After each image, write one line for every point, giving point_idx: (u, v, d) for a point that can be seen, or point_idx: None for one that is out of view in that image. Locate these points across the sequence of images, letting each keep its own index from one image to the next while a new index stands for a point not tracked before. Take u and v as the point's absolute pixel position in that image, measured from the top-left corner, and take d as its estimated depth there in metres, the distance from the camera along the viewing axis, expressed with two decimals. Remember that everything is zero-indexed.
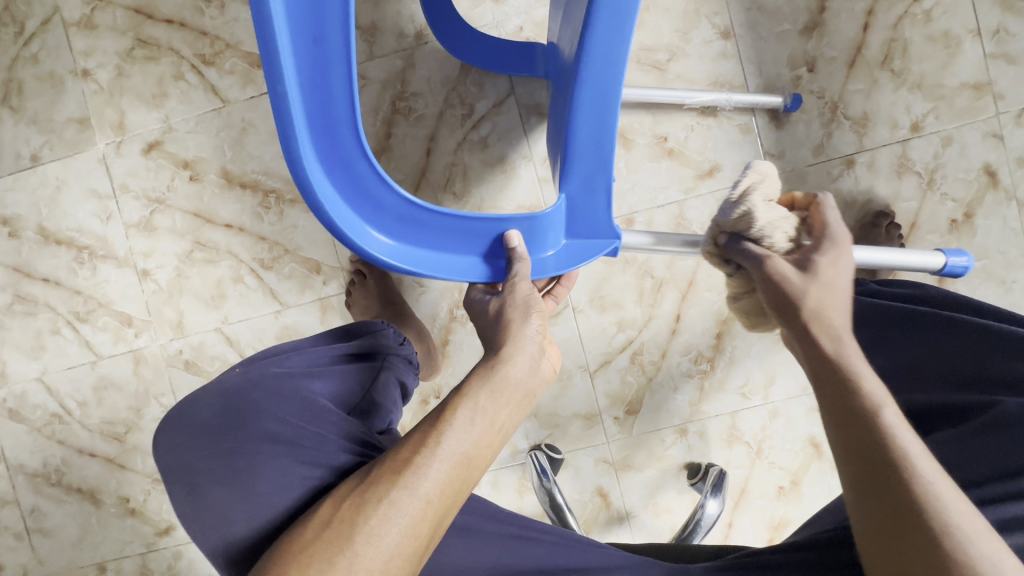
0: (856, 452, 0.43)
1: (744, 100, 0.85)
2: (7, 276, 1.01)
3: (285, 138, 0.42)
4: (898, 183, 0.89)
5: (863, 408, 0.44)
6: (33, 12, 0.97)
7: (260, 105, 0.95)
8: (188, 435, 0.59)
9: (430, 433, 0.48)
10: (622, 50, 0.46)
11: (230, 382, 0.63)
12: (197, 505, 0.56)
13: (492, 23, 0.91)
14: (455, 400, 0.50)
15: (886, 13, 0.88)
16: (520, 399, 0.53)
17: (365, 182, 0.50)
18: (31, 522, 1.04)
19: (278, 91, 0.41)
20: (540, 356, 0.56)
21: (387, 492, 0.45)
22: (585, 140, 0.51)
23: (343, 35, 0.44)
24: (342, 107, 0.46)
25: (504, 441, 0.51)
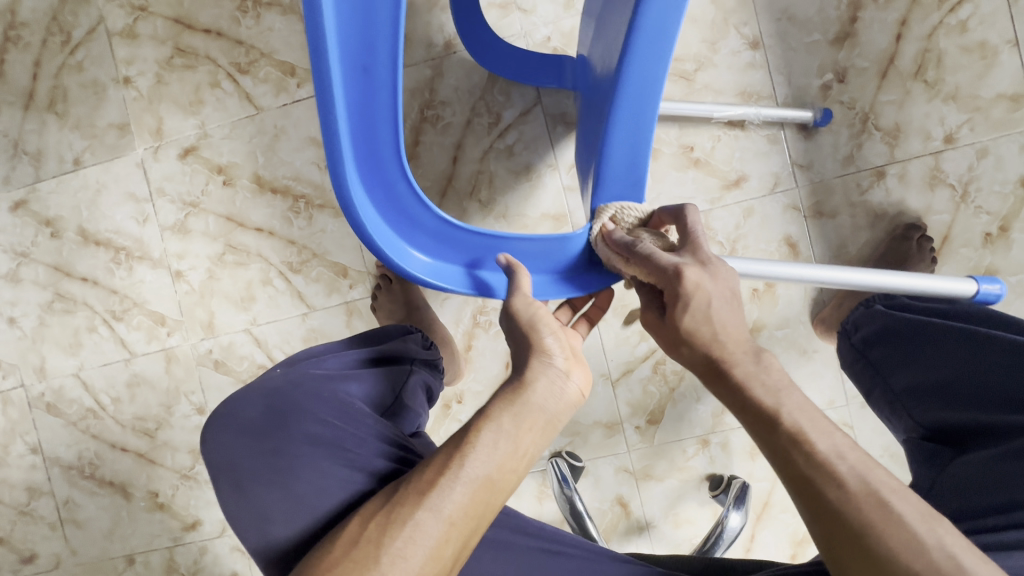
0: (785, 471, 0.45)
1: (772, 114, 0.86)
2: (49, 275, 1.05)
3: (332, 165, 0.44)
4: (930, 196, 0.88)
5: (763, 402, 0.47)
6: (79, 23, 1.01)
7: (291, 113, 0.98)
8: (231, 433, 0.61)
9: (453, 456, 0.48)
10: (658, 77, 0.45)
11: (272, 382, 0.64)
12: (243, 503, 0.58)
13: (520, 33, 0.92)
14: (479, 422, 0.50)
15: (919, 23, 0.86)
16: (544, 423, 0.52)
17: (405, 203, 0.52)
18: (65, 513, 1.08)
19: (328, 119, 0.41)
20: (563, 378, 0.54)
21: (412, 513, 0.46)
22: (618, 162, 0.51)
23: (392, 63, 0.45)
24: (386, 133, 0.48)
25: (529, 466, 0.50)
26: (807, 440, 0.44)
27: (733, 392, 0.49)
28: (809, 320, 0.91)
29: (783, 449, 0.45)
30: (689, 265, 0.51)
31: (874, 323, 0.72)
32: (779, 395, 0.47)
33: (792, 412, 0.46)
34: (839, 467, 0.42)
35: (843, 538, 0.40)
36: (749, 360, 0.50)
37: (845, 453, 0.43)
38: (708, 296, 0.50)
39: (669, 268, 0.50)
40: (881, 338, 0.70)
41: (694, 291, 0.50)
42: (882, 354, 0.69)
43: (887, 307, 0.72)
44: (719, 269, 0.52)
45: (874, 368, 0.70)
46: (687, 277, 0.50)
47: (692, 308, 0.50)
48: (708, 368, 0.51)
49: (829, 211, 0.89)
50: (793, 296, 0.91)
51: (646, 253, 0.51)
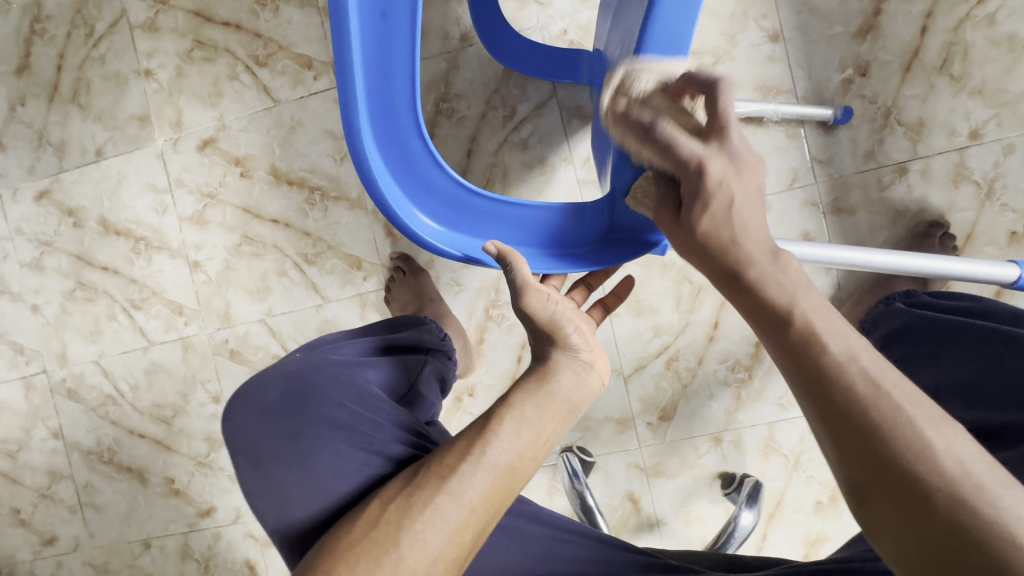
0: (795, 370, 0.41)
1: (792, 111, 0.84)
2: (71, 264, 1.07)
3: (346, 112, 0.44)
4: (954, 193, 0.86)
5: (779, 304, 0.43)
6: (102, 16, 1.03)
7: (308, 105, 0.99)
8: (253, 414, 0.62)
9: (476, 441, 0.48)
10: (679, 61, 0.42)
11: (293, 366, 0.66)
12: (262, 485, 0.59)
13: (536, 26, 0.91)
14: (501, 410, 0.50)
15: (945, 16, 0.84)
16: (566, 413, 0.53)
17: (418, 163, 0.52)
18: (84, 497, 1.10)
19: (343, 61, 0.42)
20: (587, 370, 0.54)
21: (433, 498, 0.46)
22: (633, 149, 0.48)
23: (411, 15, 0.46)
24: (401, 86, 0.48)
25: (548, 454, 0.51)
26: (818, 340, 0.40)
27: (745, 293, 0.46)
28: None
29: (794, 350, 0.41)
30: (714, 159, 0.43)
31: (893, 322, 0.72)
32: (794, 295, 0.43)
33: (807, 311, 0.42)
34: (850, 369, 0.38)
35: (851, 442, 0.37)
36: (763, 260, 0.45)
37: (858, 355, 0.39)
38: (731, 194, 0.44)
39: (690, 162, 0.43)
40: (901, 336, 0.69)
41: (715, 190, 0.44)
42: (902, 352, 0.68)
43: (907, 304, 0.72)
44: (748, 164, 0.44)
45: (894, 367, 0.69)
46: (710, 174, 0.43)
47: (717, 210, 0.45)
48: (721, 270, 0.47)
49: (849, 207, 0.88)
50: None
51: (666, 139, 0.43)
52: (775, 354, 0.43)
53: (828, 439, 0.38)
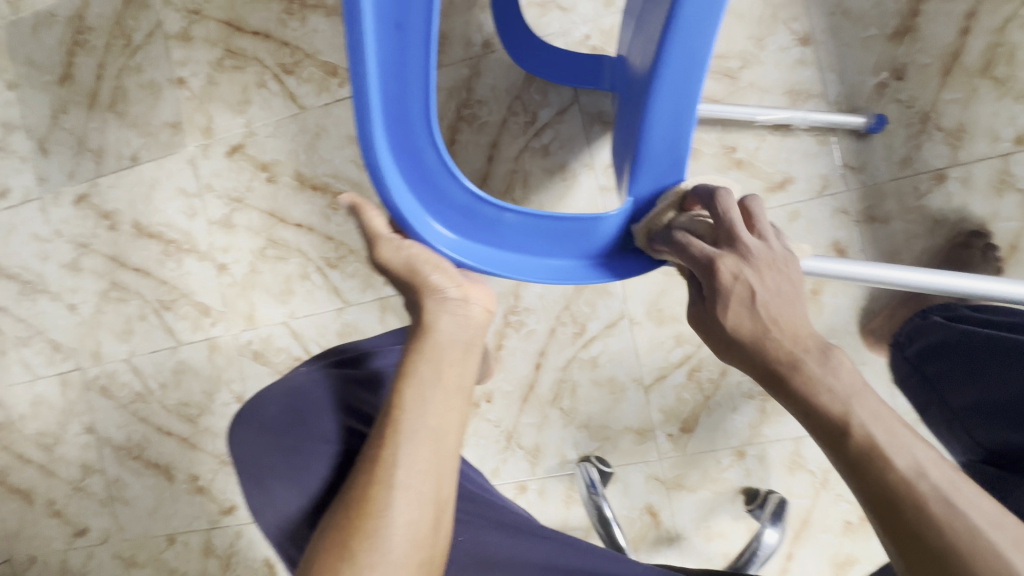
0: (860, 488, 0.38)
1: (821, 119, 0.82)
2: (106, 265, 1.11)
3: (361, 119, 0.45)
4: (997, 201, 0.82)
5: (835, 412, 0.39)
6: (139, 27, 1.07)
7: (333, 112, 1.00)
8: (255, 430, 0.60)
9: (387, 424, 0.48)
10: (701, 53, 0.44)
11: (294, 379, 0.63)
12: (263, 501, 0.57)
13: (558, 32, 0.91)
14: (398, 382, 0.50)
15: (989, 16, 0.81)
16: (461, 354, 0.53)
17: (432, 171, 0.50)
18: (114, 491, 1.14)
19: (358, 71, 0.43)
20: (463, 305, 0.53)
21: (365, 491, 0.45)
22: (659, 140, 0.49)
23: (425, 24, 0.46)
24: (417, 95, 0.48)
25: (465, 395, 0.51)
26: (883, 456, 0.38)
27: (795, 400, 0.41)
28: (858, 330, 0.86)
29: (856, 468, 0.38)
30: (724, 256, 0.45)
31: (931, 336, 0.68)
32: (849, 402, 0.39)
33: (865, 422, 0.39)
34: (920, 486, 0.37)
35: (926, 569, 0.35)
36: (812, 361, 0.41)
37: (927, 469, 0.37)
38: (748, 287, 0.44)
39: (701, 260, 0.46)
40: (937, 352, 0.67)
41: (732, 285, 0.44)
42: (940, 368, 0.66)
43: (945, 317, 0.69)
44: (765, 264, 0.45)
45: (929, 383, 0.67)
46: (720, 269, 0.45)
47: (739, 306, 0.44)
48: (764, 370, 0.43)
49: (883, 215, 0.84)
50: (840, 304, 0.86)
51: (679, 245, 0.48)
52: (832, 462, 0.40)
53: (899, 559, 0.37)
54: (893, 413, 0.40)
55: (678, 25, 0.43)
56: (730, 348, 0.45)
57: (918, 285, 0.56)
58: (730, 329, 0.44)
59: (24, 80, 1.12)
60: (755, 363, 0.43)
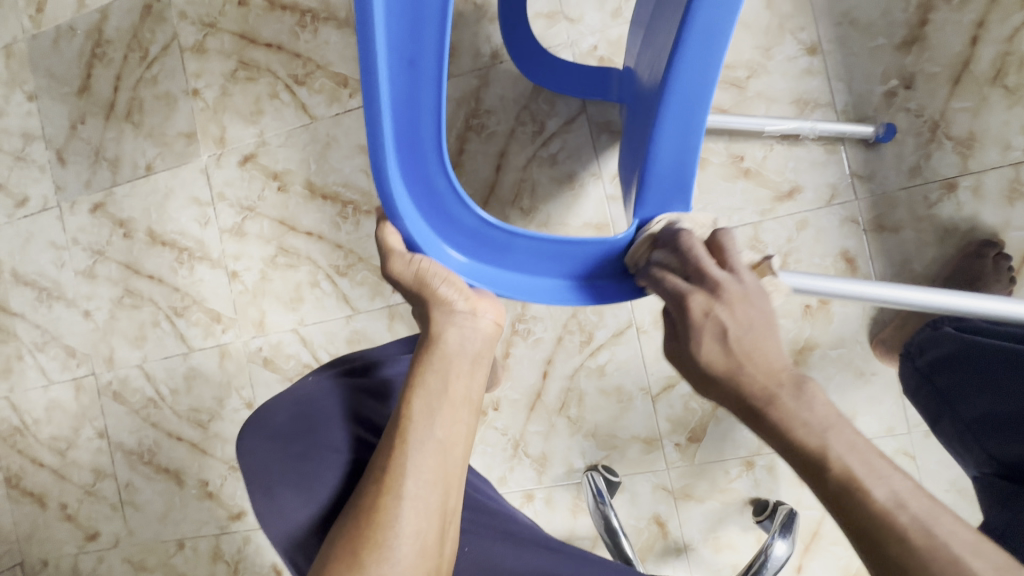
0: (843, 522, 0.38)
1: (829, 129, 0.81)
2: (121, 272, 1.13)
3: (373, 156, 0.42)
4: (1009, 211, 0.81)
5: (813, 443, 0.39)
6: (156, 39, 1.09)
7: (343, 122, 1.02)
8: (261, 439, 0.60)
9: (395, 435, 0.48)
10: (707, 86, 0.42)
11: (304, 391, 0.64)
12: (266, 510, 0.56)
13: (566, 43, 0.92)
14: (406, 394, 0.51)
15: (998, 25, 0.80)
16: (469, 367, 0.53)
17: (444, 198, 0.49)
18: (125, 496, 1.15)
19: (369, 108, 0.40)
20: (471, 318, 0.53)
21: (374, 501, 0.45)
22: (665, 164, 0.46)
23: (438, 54, 0.43)
24: (428, 125, 0.45)
25: (473, 408, 0.52)
26: (862, 488, 0.37)
27: (774, 434, 0.41)
28: (868, 340, 0.85)
29: (835, 498, 0.38)
30: (696, 292, 0.44)
31: (940, 347, 0.68)
32: (826, 436, 0.39)
33: (842, 454, 0.39)
34: (900, 517, 0.36)
35: None
36: (787, 395, 0.41)
37: (907, 500, 0.37)
38: (720, 324, 0.43)
39: (671, 296, 0.46)
40: (947, 364, 0.66)
41: (702, 323, 0.44)
42: (949, 381, 0.65)
43: (956, 329, 0.69)
44: (736, 299, 0.44)
45: (940, 395, 0.66)
46: (691, 306, 0.44)
47: (710, 344, 0.44)
48: (740, 404, 0.43)
49: (892, 225, 0.84)
50: (849, 314, 0.86)
51: (652, 280, 0.48)
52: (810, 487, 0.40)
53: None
54: (871, 444, 0.40)
55: (685, 56, 0.40)
56: (706, 384, 0.45)
57: (922, 304, 0.56)
58: (703, 366, 0.44)
59: (44, 92, 1.15)
60: (732, 398, 0.43)
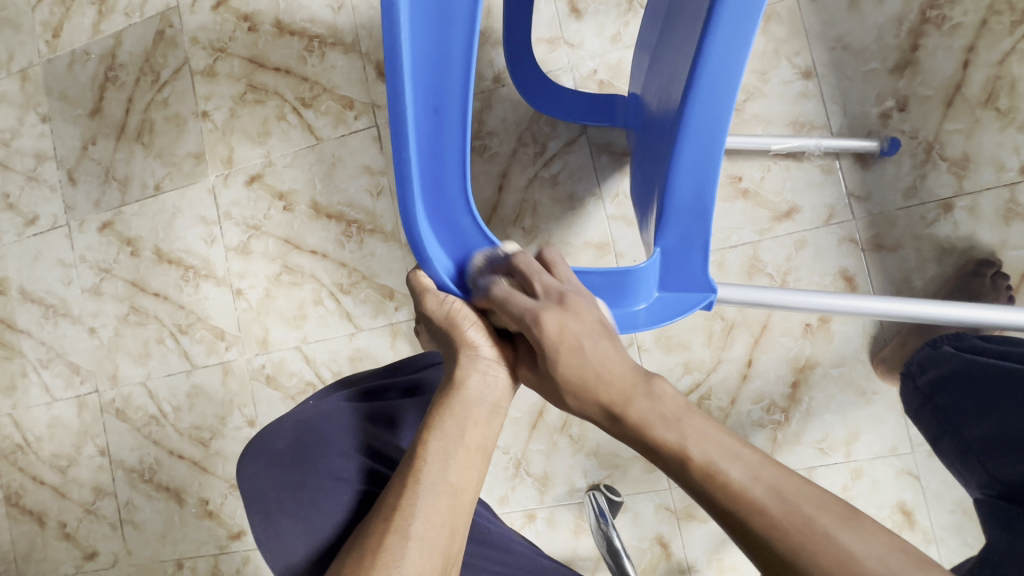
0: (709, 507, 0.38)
1: (834, 145, 0.83)
2: (127, 289, 1.14)
3: (403, 206, 0.42)
4: (1005, 230, 0.82)
5: (668, 436, 0.40)
6: (168, 63, 1.12)
7: (348, 143, 1.04)
8: (261, 465, 0.59)
9: (408, 475, 0.47)
10: (725, 114, 0.41)
11: (303, 411, 0.63)
12: (264, 533, 0.56)
13: (566, 67, 0.94)
14: (422, 435, 0.48)
15: (989, 50, 0.82)
16: (488, 415, 0.50)
17: (469, 239, 0.47)
18: (125, 514, 1.15)
19: (401, 159, 0.40)
20: (494, 367, 0.50)
21: (382, 541, 0.44)
22: (685, 193, 0.45)
23: (462, 98, 0.42)
24: (453, 171, 0.44)
25: (487, 457, 0.49)
26: (719, 470, 0.38)
27: (636, 435, 0.42)
28: (868, 358, 0.86)
29: (701, 489, 0.38)
30: (546, 308, 0.45)
31: (940, 366, 0.68)
32: (681, 427, 0.40)
33: (696, 442, 0.39)
34: (756, 491, 0.36)
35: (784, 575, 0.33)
36: (640, 394, 0.43)
37: (761, 473, 0.37)
38: (573, 336, 0.44)
39: (524, 316, 0.45)
40: (948, 382, 0.66)
41: (556, 336, 0.44)
42: (949, 400, 0.66)
43: (956, 348, 0.68)
44: (579, 305, 0.45)
45: (941, 414, 0.66)
46: (546, 323, 0.45)
47: (563, 355, 0.44)
48: (602, 412, 0.44)
49: (890, 244, 0.85)
50: (849, 332, 0.86)
51: (500, 304, 0.47)
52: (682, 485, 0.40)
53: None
54: (720, 425, 0.40)
55: (699, 88, 0.40)
56: (569, 396, 0.45)
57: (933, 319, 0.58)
58: (566, 380, 0.44)
59: (57, 114, 1.18)
60: (594, 407, 0.44)
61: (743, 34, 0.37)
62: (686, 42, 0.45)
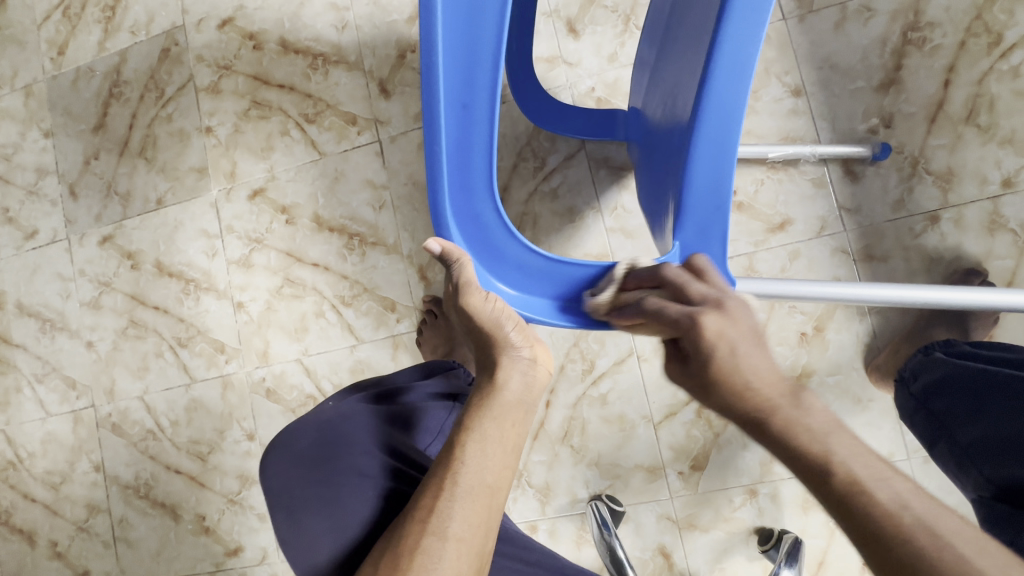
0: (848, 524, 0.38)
1: (829, 152, 0.85)
2: (126, 303, 1.14)
3: (433, 195, 0.46)
4: (990, 241, 0.85)
5: (813, 451, 0.40)
6: (173, 80, 1.14)
7: (351, 157, 1.06)
8: (285, 463, 0.60)
9: (446, 476, 0.49)
10: (738, 104, 0.43)
11: (325, 414, 0.64)
12: (290, 531, 0.56)
13: (565, 85, 0.97)
14: (461, 436, 0.52)
15: (968, 69, 0.86)
16: (522, 415, 0.56)
17: (493, 233, 0.50)
18: (118, 532, 1.13)
19: (433, 152, 0.44)
20: (532, 367, 0.58)
21: (418, 541, 0.45)
22: (702, 187, 0.47)
23: (489, 96, 0.46)
24: (478, 164, 0.47)
25: (519, 459, 0.53)
26: (865, 490, 0.38)
27: (777, 443, 0.42)
28: (863, 367, 0.87)
29: (840, 506, 0.38)
30: (705, 311, 0.46)
31: (933, 372, 0.70)
32: (827, 440, 0.40)
33: (843, 458, 0.39)
34: (903, 517, 0.36)
35: None
36: (786, 404, 0.43)
37: (909, 501, 0.37)
38: (731, 341, 0.45)
39: (684, 320, 0.46)
40: (941, 388, 0.68)
41: (715, 339, 0.45)
42: (942, 404, 0.67)
43: (947, 354, 0.71)
44: (736, 310, 0.46)
45: (936, 419, 0.68)
46: (704, 326, 0.45)
47: (725, 361, 0.45)
48: (745, 418, 0.44)
49: (881, 254, 0.87)
50: (844, 341, 0.88)
51: (654, 310, 0.47)
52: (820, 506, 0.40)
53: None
54: (871, 449, 0.40)
55: (710, 84, 0.42)
56: (726, 404, 0.45)
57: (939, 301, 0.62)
58: (726, 386, 0.45)
59: (60, 129, 1.19)
60: (746, 414, 0.44)
61: (752, 27, 0.40)
62: (689, 54, 0.48)
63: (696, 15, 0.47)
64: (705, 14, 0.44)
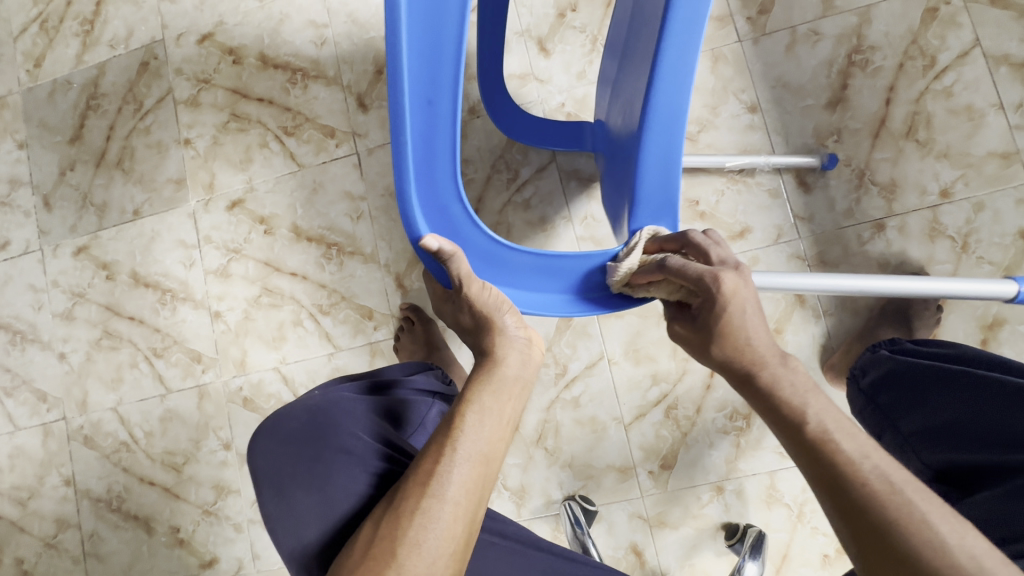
0: (813, 471, 0.44)
1: (780, 162, 0.91)
2: (100, 314, 1.14)
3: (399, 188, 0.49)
4: (931, 247, 0.91)
5: (793, 410, 0.47)
6: (151, 93, 1.15)
7: (329, 169, 1.08)
8: (276, 443, 0.62)
9: (445, 444, 0.50)
10: (682, 109, 0.48)
11: (313, 399, 0.67)
12: (279, 508, 0.58)
13: (537, 100, 1.02)
14: (462, 407, 0.53)
15: (906, 89, 0.93)
16: (520, 390, 0.58)
17: (459, 225, 0.55)
18: (88, 547, 1.11)
19: (399, 144, 0.47)
20: (528, 347, 0.60)
21: (418, 504, 0.46)
22: (650, 185, 0.52)
23: (453, 96, 0.49)
24: (443, 160, 0.52)
25: (514, 432, 0.54)
26: (831, 439, 0.44)
27: (761, 394, 0.50)
28: (819, 366, 0.93)
29: (810, 453, 0.45)
30: (723, 271, 0.52)
31: (879, 368, 0.75)
32: (806, 396, 0.48)
33: (819, 413, 0.46)
34: (863, 467, 0.42)
35: (871, 542, 0.39)
36: (775, 362, 0.50)
37: (868, 453, 0.43)
38: (742, 300, 0.51)
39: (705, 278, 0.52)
40: (886, 383, 0.73)
41: (732, 295, 0.51)
42: (888, 398, 0.72)
43: (891, 351, 0.76)
44: (747, 276, 0.53)
45: (882, 412, 0.72)
46: (723, 282, 0.51)
47: (736, 316, 0.51)
48: (740, 371, 0.51)
49: (832, 260, 0.93)
50: (801, 342, 0.93)
51: (677, 268, 0.52)
52: (791, 456, 0.47)
53: (858, 563, 0.40)
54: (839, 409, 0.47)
55: (659, 92, 0.46)
56: (727, 354, 0.52)
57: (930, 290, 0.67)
58: (731, 339, 0.51)
59: (35, 140, 1.19)
60: (743, 364, 0.51)
61: (691, 39, 0.44)
62: (641, 67, 0.52)
63: (647, 33, 0.51)
64: (654, 25, 0.48)
